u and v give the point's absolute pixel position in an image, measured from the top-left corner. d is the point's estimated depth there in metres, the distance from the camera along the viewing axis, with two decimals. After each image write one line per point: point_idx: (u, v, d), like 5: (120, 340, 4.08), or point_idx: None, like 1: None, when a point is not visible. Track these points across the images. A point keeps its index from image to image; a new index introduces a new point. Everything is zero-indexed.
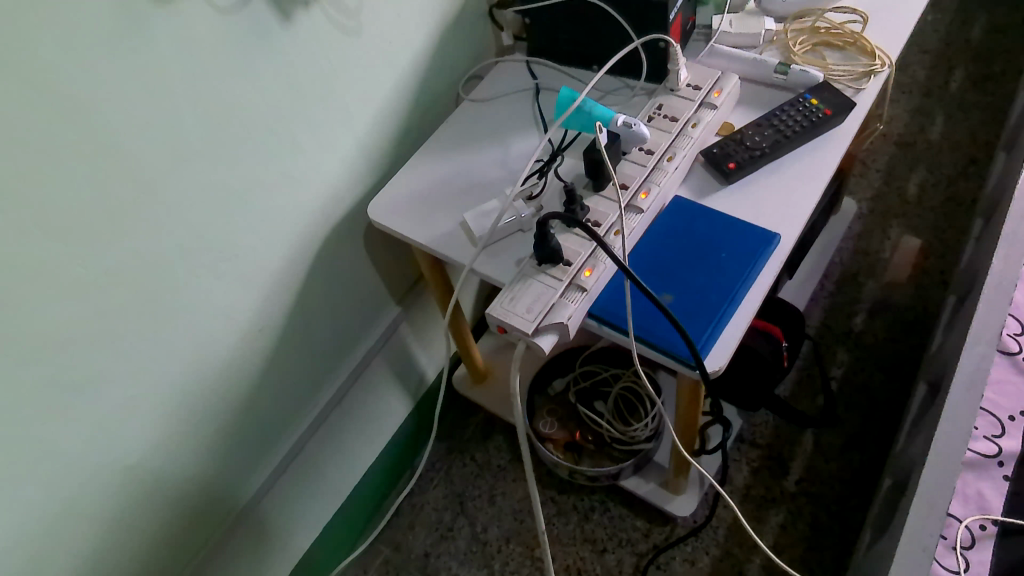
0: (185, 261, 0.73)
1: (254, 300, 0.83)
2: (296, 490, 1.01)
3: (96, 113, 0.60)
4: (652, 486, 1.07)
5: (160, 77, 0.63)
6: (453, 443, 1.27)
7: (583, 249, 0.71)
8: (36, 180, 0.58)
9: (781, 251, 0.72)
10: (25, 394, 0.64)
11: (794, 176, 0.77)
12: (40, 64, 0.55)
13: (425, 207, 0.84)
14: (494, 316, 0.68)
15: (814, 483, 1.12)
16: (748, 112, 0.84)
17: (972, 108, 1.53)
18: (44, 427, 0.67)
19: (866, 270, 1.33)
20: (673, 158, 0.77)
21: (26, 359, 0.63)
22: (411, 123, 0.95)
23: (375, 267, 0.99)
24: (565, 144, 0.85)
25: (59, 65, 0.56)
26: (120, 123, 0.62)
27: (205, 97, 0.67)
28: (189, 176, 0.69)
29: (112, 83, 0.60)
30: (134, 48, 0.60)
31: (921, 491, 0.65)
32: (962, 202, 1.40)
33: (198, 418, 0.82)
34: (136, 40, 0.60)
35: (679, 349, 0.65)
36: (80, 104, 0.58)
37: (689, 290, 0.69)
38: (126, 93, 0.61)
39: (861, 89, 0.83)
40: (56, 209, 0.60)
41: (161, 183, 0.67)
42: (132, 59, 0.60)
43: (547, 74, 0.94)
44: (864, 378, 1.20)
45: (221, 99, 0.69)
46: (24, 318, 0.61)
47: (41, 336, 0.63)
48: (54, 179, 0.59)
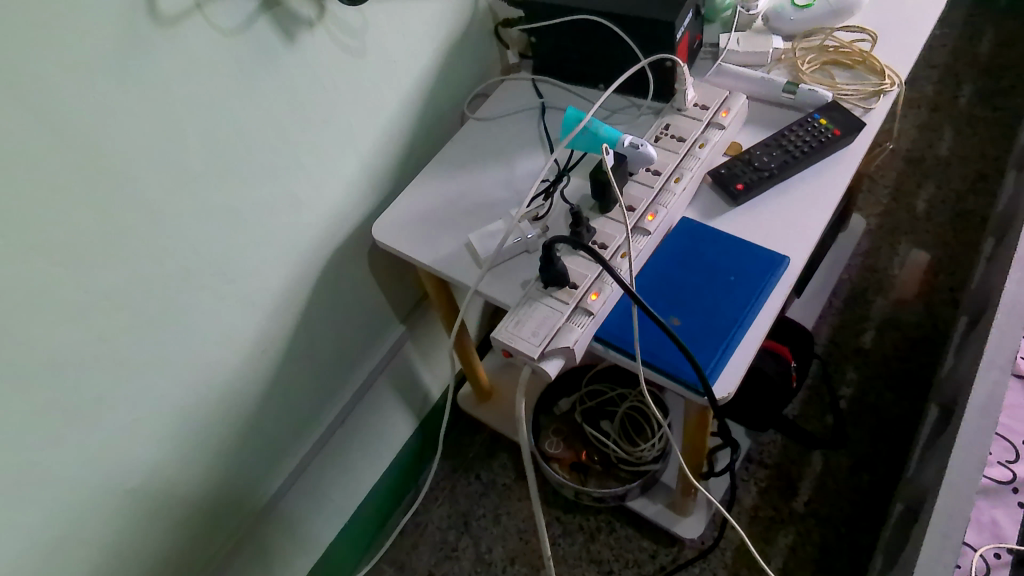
0: (188, 283, 0.72)
1: (258, 320, 0.82)
2: (298, 510, 1.00)
3: (98, 136, 0.59)
4: (659, 507, 1.06)
5: (162, 100, 0.62)
6: (458, 461, 1.26)
7: (589, 272, 0.70)
8: (36, 204, 0.57)
9: (790, 274, 0.71)
10: (26, 419, 0.63)
11: (803, 198, 0.76)
12: (42, 88, 0.54)
13: (430, 227, 0.84)
14: (500, 340, 0.67)
15: (824, 504, 1.10)
16: (755, 132, 0.83)
17: (981, 123, 1.52)
18: (43, 451, 0.66)
19: (875, 287, 1.31)
20: (680, 179, 0.76)
21: (26, 384, 0.62)
22: (416, 142, 0.94)
23: (379, 285, 0.98)
24: (571, 164, 0.84)
25: (61, 89, 0.56)
26: (122, 145, 0.61)
27: (208, 118, 0.67)
28: (192, 198, 0.69)
29: (115, 107, 0.59)
30: (137, 71, 0.60)
31: (936, 519, 0.64)
32: (971, 219, 1.38)
33: (200, 440, 0.81)
34: (139, 62, 0.60)
35: (687, 375, 0.64)
36: (82, 127, 0.58)
37: (697, 314, 0.68)
38: (129, 116, 0.61)
39: (870, 109, 0.82)
40: (56, 232, 0.59)
41: (163, 206, 0.67)
42: (135, 81, 0.60)
43: (553, 93, 0.94)
44: (874, 397, 1.19)
45: (224, 121, 0.69)
46: (23, 342, 0.60)
47: (41, 360, 0.62)
48: (55, 202, 0.58)
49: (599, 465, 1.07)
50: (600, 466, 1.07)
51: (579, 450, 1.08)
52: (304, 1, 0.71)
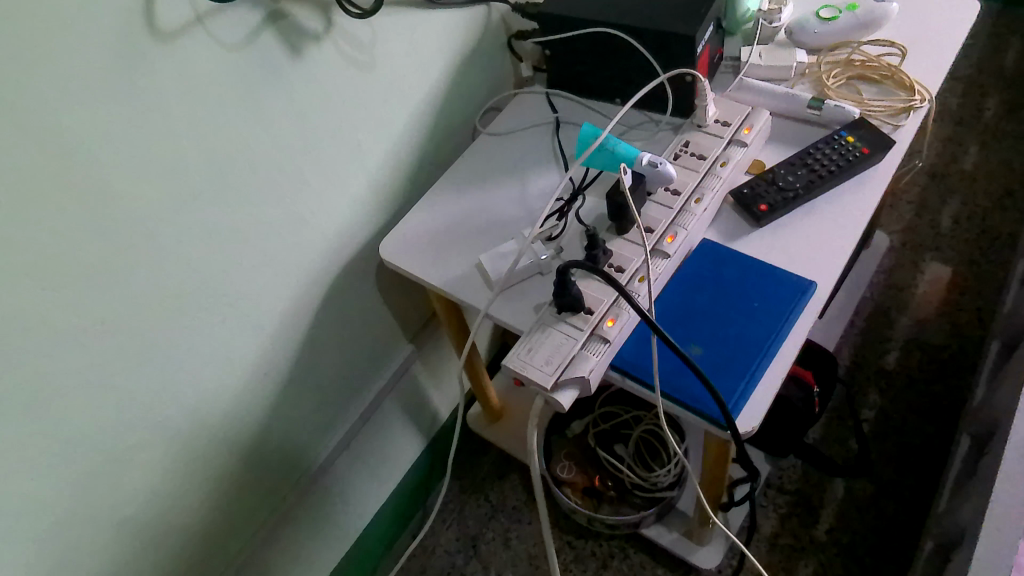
0: (187, 305, 0.70)
1: (261, 341, 0.79)
2: (302, 534, 0.97)
3: (92, 155, 0.57)
4: (674, 535, 1.02)
5: (161, 116, 0.60)
6: (467, 482, 1.22)
7: (604, 297, 0.67)
8: (28, 226, 0.55)
9: (817, 301, 0.67)
10: (16, 448, 0.60)
11: (830, 219, 0.73)
12: (33, 106, 0.52)
13: (440, 246, 0.81)
14: (511, 368, 0.64)
15: (846, 532, 1.06)
16: (779, 150, 0.80)
17: (1007, 136, 1.48)
18: (35, 481, 0.63)
19: (898, 306, 1.27)
20: (700, 200, 0.73)
21: (16, 411, 0.59)
22: (425, 158, 0.91)
23: (388, 304, 0.95)
24: (587, 182, 0.81)
25: (53, 107, 0.53)
26: (118, 164, 0.59)
27: (210, 135, 0.64)
28: (191, 217, 0.66)
29: (112, 126, 0.57)
30: (135, 87, 0.57)
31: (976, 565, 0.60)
32: (998, 236, 1.34)
33: (201, 464, 0.79)
34: (138, 78, 0.57)
35: (709, 408, 0.61)
36: (75, 146, 0.55)
37: (719, 343, 0.65)
38: (126, 133, 0.58)
39: (899, 126, 0.79)
40: (48, 256, 0.57)
41: (162, 226, 0.64)
42: (133, 98, 0.58)
43: (568, 107, 0.91)
44: (898, 421, 1.15)
45: (228, 138, 0.66)
46: (13, 369, 0.58)
47: (32, 388, 0.60)
48: (47, 224, 0.56)
49: (613, 491, 1.03)
50: (614, 492, 1.03)
51: (592, 475, 1.05)
52: (310, 14, 0.68)
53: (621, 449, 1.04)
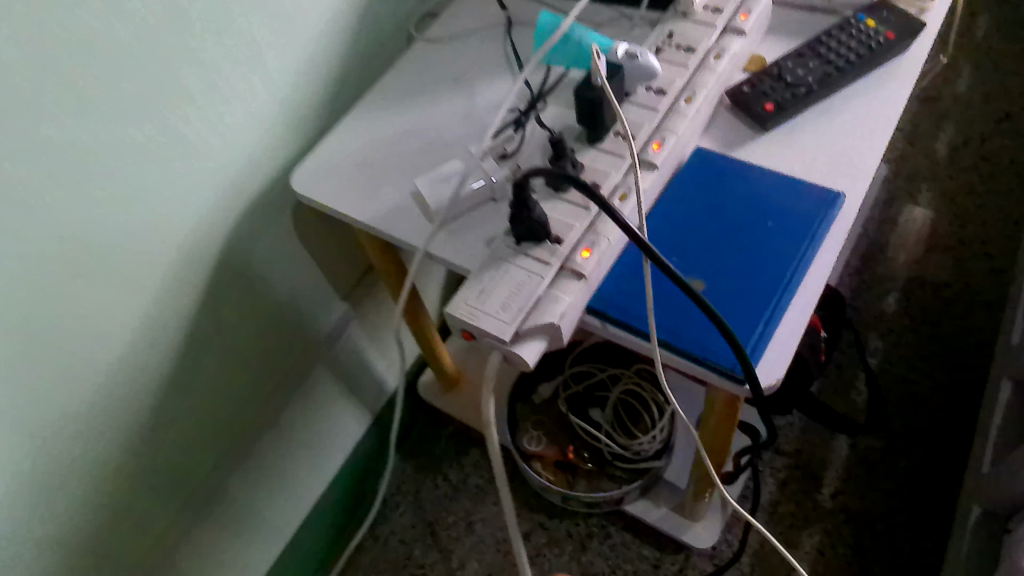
0: (23, 259, 0.52)
1: (145, 305, 0.62)
2: (221, 531, 0.82)
3: None
4: (663, 511, 0.88)
5: None
6: (422, 460, 1.07)
7: (577, 221, 0.52)
8: None
9: (846, 218, 0.53)
10: None
11: (854, 120, 0.58)
12: None
13: (367, 176, 0.64)
14: (457, 317, 0.49)
15: (854, 497, 0.95)
16: (781, 42, 0.65)
17: (1000, 56, 1.36)
18: None
19: (896, 242, 1.14)
20: (692, 99, 0.58)
21: None
22: (346, 72, 0.74)
23: (311, 256, 0.79)
24: (546, 89, 0.65)
25: None
26: None
27: (27, 19, 0.46)
28: (14, 137, 0.48)
29: None
30: None
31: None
32: (997, 162, 1.22)
33: (77, 464, 0.62)
34: None
35: (721, 357, 0.46)
36: None
37: (727, 274, 0.50)
38: None
39: (927, 9, 0.64)
40: None
41: None
42: None
43: (521, 6, 0.74)
44: (903, 368, 1.03)
45: (63, 28, 0.48)
46: None
47: None
48: None
49: (591, 463, 0.89)
50: (592, 466, 0.89)
51: (565, 445, 0.90)
52: None
53: (597, 414, 0.89)
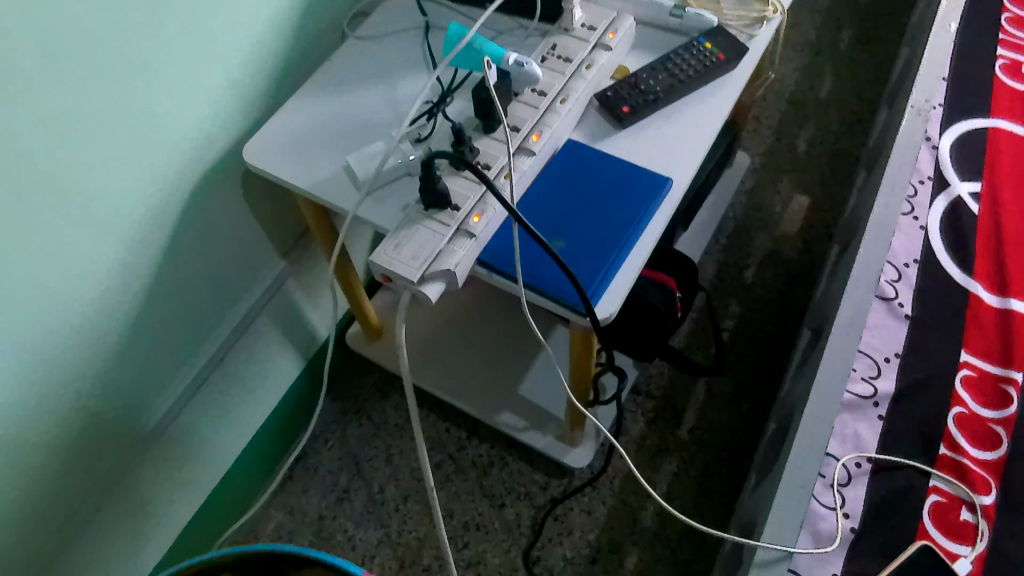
0: (25, 206, 0.62)
1: (117, 249, 0.73)
2: (170, 456, 0.92)
3: None
4: (548, 439, 1.06)
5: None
6: (348, 402, 1.21)
7: (471, 193, 0.66)
8: None
9: (673, 196, 0.69)
10: None
11: (689, 122, 0.73)
12: None
13: (304, 150, 0.76)
14: (377, 262, 0.63)
15: (706, 431, 1.14)
16: (643, 56, 0.80)
17: (859, 65, 1.54)
18: None
19: (759, 224, 1.34)
20: (566, 100, 0.72)
21: None
22: (293, 58, 0.85)
23: (257, 219, 0.91)
24: (455, 85, 0.77)
25: None
26: None
27: (51, 41, 0.59)
28: (43, 126, 0.61)
29: None
30: None
31: (808, 418, 0.63)
32: (848, 158, 1.41)
33: (53, 388, 0.72)
34: None
35: (570, 297, 0.63)
36: None
37: (580, 236, 0.66)
38: None
39: (754, 36, 0.79)
40: None
41: (15, 132, 0.59)
42: None
43: (437, 12, 0.86)
44: (754, 331, 1.23)
45: (75, 49, 0.61)
46: None
47: None
48: None
49: None
50: None
51: None
52: None
53: None
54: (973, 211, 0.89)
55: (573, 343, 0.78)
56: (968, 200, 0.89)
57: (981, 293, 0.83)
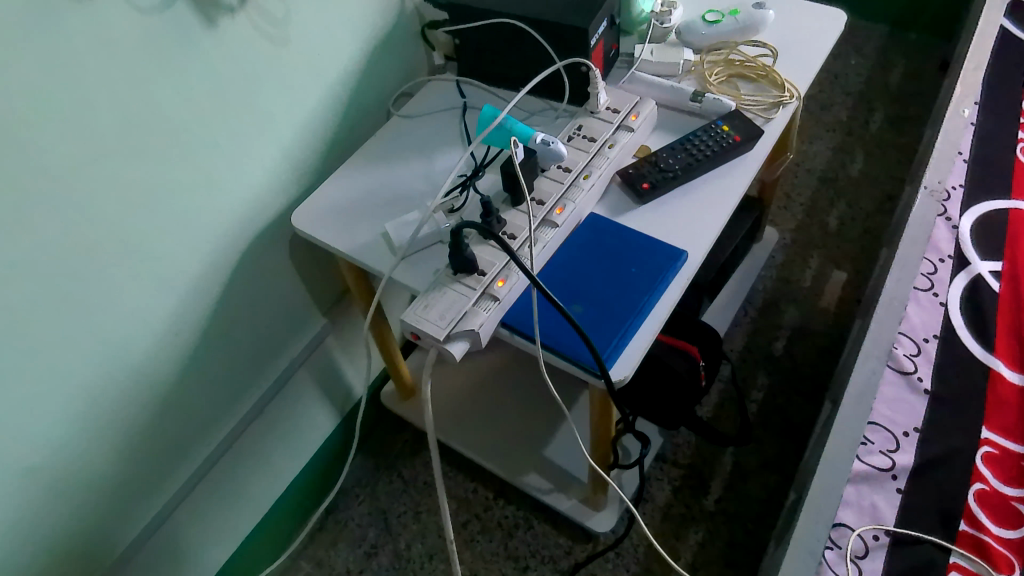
0: (95, 259, 0.69)
1: (172, 300, 0.80)
2: (206, 501, 0.97)
3: (29, 130, 0.59)
4: (573, 502, 1.07)
5: (85, 93, 0.62)
6: (380, 459, 1.24)
7: (497, 260, 0.71)
8: None
9: (688, 268, 0.72)
10: None
11: (706, 198, 0.78)
12: None
13: (347, 216, 0.82)
14: (407, 321, 0.68)
15: (733, 502, 1.14)
16: (664, 137, 0.85)
17: (890, 145, 1.58)
18: None
19: (788, 298, 1.36)
20: (589, 176, 0.77)
21: None
22: (340, 133, 0.93)
23: (301, 280, 0.97)
24: (487, 160, 0.84)
25: (17, 84, 0.57)
26: (47, 134, 0.61)
27: (131, 115, 0.67)
28: (117, 189, 0.69)
29: (38, 112, 0.59)
30: (54, 69, 0.59)
31: None
32: (879, 235, 1.43)
33: (104, 428, 0.78)
34: (52, 50, 0.59)
35: (586, 359, 0.66)
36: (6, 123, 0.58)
37: (597, 302, 0.70)
38: (53, 112, 0.61)
39: (771, 119, 0.85)
40: None
41: (93, 193, 0.67)
42: (60, 75, 0.60)
43: (475, 93, 0.94)
44: (782, 402, 1.23)
45: (151, 123, 0.69)
46: None
47: None
48: None
49: None
50: None
51: None
52: None
53: None
54: (993, 289, 0.90)
55: (593, 408, 0.82)
56: (988, 278, 0.91)
57: (1002, 369, 0.84)
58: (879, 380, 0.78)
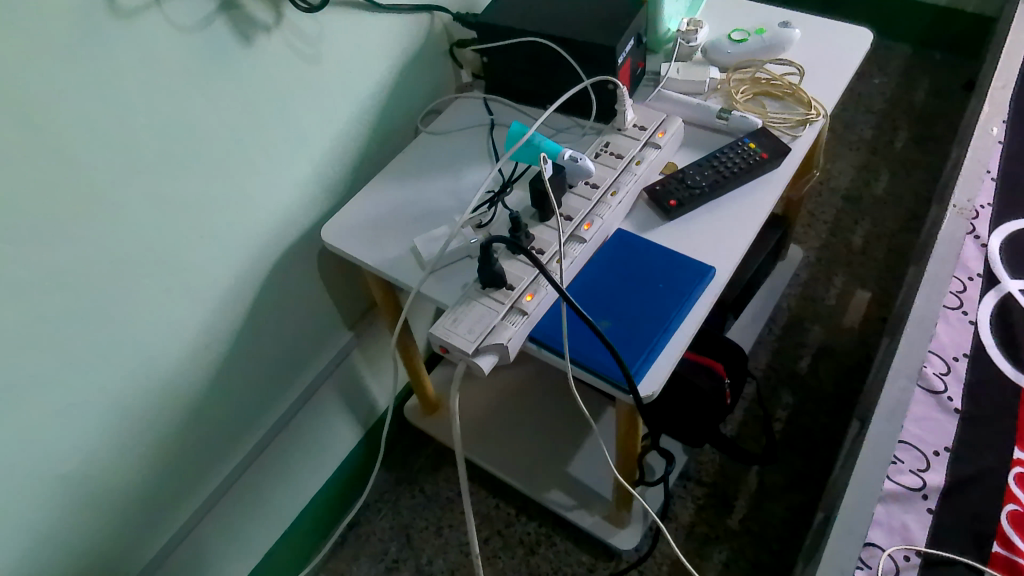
0: (130, 270, 0.71)
1: (204, 312, 0.81)
2: (231, 512, 0.98)
3: (72, 143, 0.61)
4: (596, 519, 1.07)
5: (127, 109, 0.64)
6: (402, 474, 1.25)
7: (525, 275, 0.72)
8: (9, 196, 0.58)
9: (716, 284, 0.73)
10: None
11: (733, 215, 0.78)
12: (32, 77, 0.56)
13: (376, 231, 0.83)
14: (436, 334, 0.69)
15: (757, 522, 1.13)
16: (691, 154, 0.86)
17: (915, 164, 1.57)
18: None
19: (813, 316, 1.35)
20: (616, 193, 0.78)
21: None
22: (370, 150, 0.94)
23: (328, 294, 0.98)
24: (515, 176, 0.84)
25: (62, 99, 0.59)
26: (88, 148, 0.62)
27: (169, 130, 0.68)
28: (154, 202, 0.70)
29: (81, 126, 0.61)
30: (98, 85, 0.61)
31: None
32: (904, 254, 1.43)
33: (135, 438, 0.79)
34: (96, 66, 0.60)
35: (614, 374, 0.66)
36: (51, 136, 0.59)
37: (625, 318, 0.70)
38: (95, 126, 0.62)
39: (797, 137, 0.85)
40: (17, 220, 0.59)
41: (131, 205, 0.68)
42: (104, 90, 0.62)
43: (502, 111, 0.95)
44: (807, 421, 1.22)
45: (188, 137, 0.70)
46: None
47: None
48: (25, 200, 0.59)
49: None
50: None
51: None
52: (261, 6, 0.72)
53: None
54: None
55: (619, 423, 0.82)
56: (1018, 296, 0.90)
57: None
58: (909, 398, 0.78)
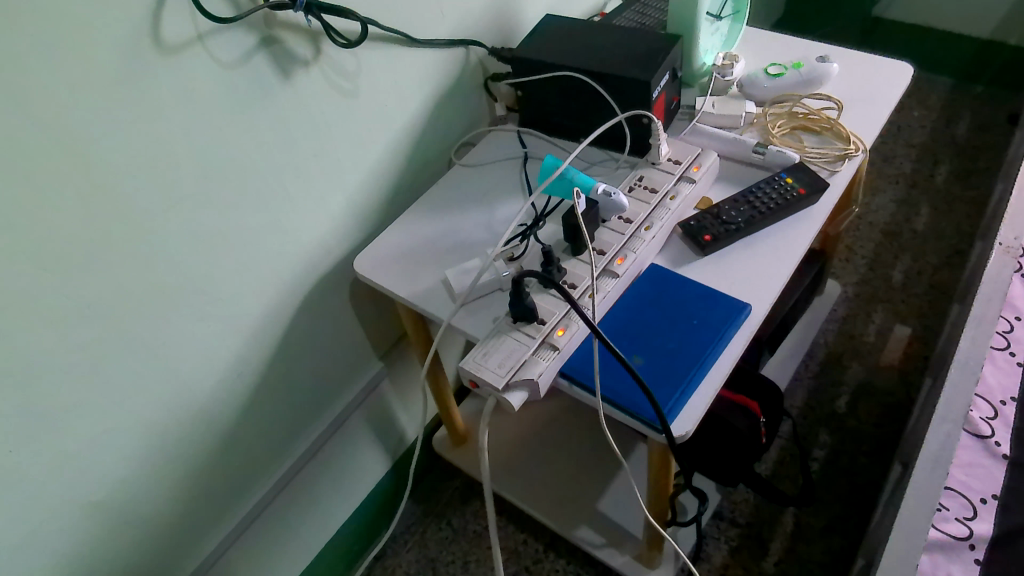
0: (165, 299, 0.71)
1: (237, 341, 0.82)
2: (258, 541, 0.97)
3: (112, 175, 0.62)
4: (626, 559, 1.04)
5: (168, 141, 0.65)
6: (430, 506, 1.24)
7: (557, 309, 0.71)
8: (50, 226, 0.59)
9: (752, 321, 0.71)
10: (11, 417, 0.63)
11: (770, 251, 0.77)
12: (75, 110, 0.58)
13: (408, 262, 0.83)
14: (467, 368, 0.68)
15: (793, 565, 1.09)
16: (726, 188, 0.85)
17: (958, 199, 1.54)
18: (23, 449, 0.65)
19: (851, 353, 1.32)
20: (650, 227, 0.77)
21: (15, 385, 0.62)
22: (404, 182, 0.95)
23: (360, 324, 0.99)
24: (548, 210, 0.84)
25: (105, 131, 0.60)
26: (129, 179, 0.64)
27: (208, 162, 0.69)
28: (191, 232, 0.71)
29: (122, 158, 0.62)
30: (140, 117, 0.62)
31: None
32: (947, 290, 1.39)
33: (165, 465, 0.79)
34: (139, 100, 0.61)
35: (646, 412, 0.65)
36: (93, 168, 0.61)
37: (658, 354, 0.69)
38: (137, 158, 0.63)
39: (836, 172, 0.84)
40: (55, 249, 0.61)
41: (169, 235, 0.69)
42: (145, 122, 0.63)
43: (536, 144, 0.95)
44: (845, 462, 1.19)
45: (227, 169, 0.71)
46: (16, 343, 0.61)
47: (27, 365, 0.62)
48: (63, 229, 0.60)
49: None
50: None
51: None
52: (301, 41, 0.73)
53: None
54: None
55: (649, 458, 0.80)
56: None
57: None
58: (954, 443, 0.75)
